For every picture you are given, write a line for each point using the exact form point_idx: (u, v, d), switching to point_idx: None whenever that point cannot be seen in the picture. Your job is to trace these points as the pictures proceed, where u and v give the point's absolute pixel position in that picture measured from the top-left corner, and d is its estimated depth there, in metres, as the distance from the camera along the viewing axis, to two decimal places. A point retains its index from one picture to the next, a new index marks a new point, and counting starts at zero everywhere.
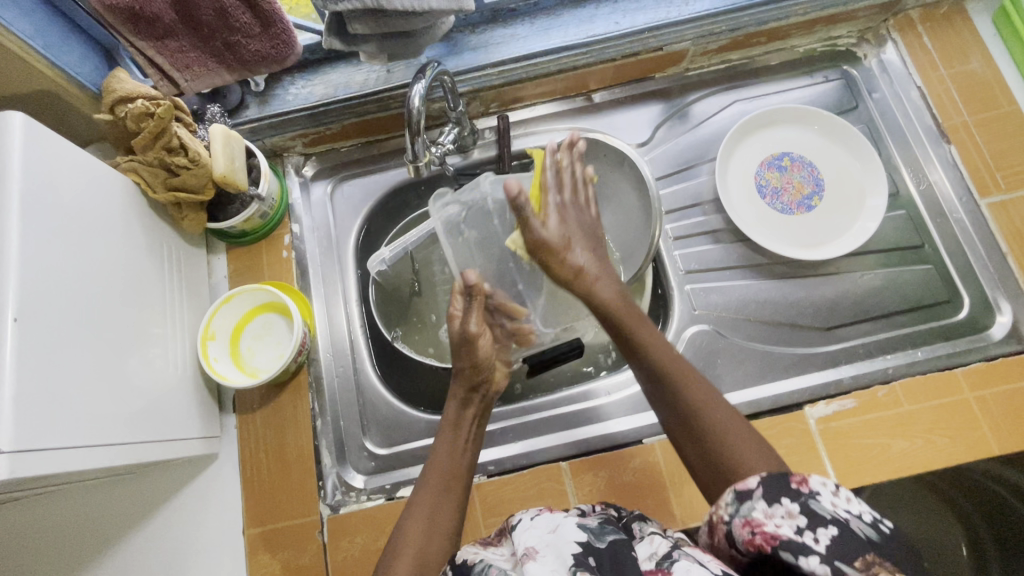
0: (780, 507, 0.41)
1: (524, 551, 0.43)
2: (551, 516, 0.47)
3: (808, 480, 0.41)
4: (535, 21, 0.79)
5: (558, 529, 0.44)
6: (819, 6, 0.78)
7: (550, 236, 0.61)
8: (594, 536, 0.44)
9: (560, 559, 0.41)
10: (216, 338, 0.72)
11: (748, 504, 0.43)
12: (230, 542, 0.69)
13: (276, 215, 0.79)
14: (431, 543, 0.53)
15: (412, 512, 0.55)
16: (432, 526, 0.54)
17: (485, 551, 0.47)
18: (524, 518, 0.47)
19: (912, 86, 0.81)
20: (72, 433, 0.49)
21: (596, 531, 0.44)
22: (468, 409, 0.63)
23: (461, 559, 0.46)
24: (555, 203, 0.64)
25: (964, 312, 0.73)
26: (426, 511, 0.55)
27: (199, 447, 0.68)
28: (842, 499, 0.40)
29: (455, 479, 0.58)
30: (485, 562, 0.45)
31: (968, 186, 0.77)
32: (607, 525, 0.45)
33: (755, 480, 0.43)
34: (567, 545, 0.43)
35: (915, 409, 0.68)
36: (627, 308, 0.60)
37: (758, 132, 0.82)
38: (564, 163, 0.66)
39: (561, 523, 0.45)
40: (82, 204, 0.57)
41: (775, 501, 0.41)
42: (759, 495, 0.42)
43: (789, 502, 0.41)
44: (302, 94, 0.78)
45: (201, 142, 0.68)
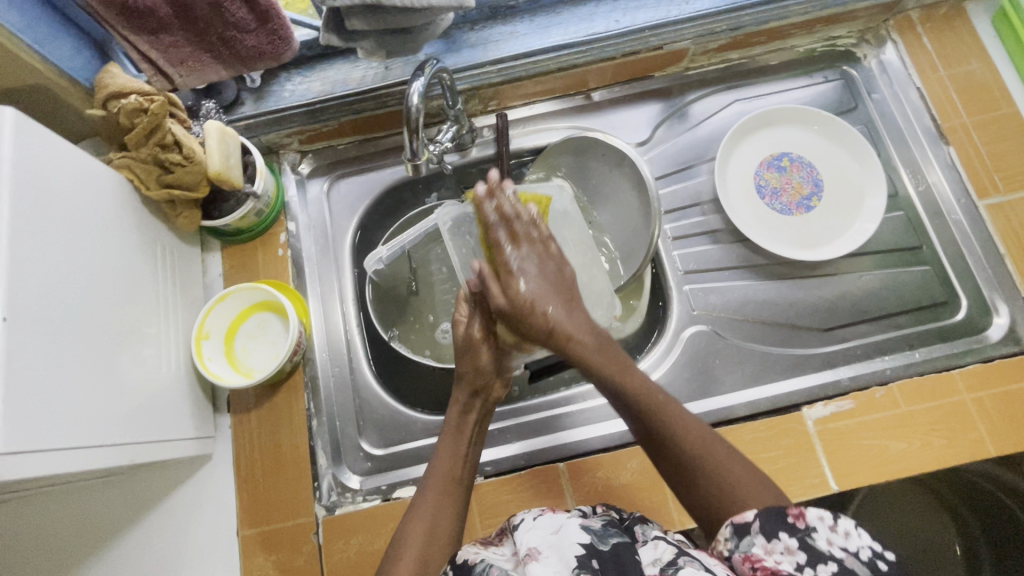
0: (778, 542, 0.41)
1: (527, 552, 0.43)
2: (554, 517, 0.47)
3: (805, 513, 0.41)
4: (534, 19, 0.79)
5: (561, 529, 0.45)
6: (820, 6, 0.77)
7: (516, 298, 0.54)
8: (596, 538, 0.44)
9: (562, 560, 0.42)
10: (211, 336, 0.72)
11: (748, 539, 0.43)
12: (224, 544, 0.68)
13: (272, 213, 0.78)
14: (431, 553, 0.52)
15: (411, 523, 0.55)
16: (432, 535, 0.54)
17: (486, 550, 0.48)
18: (527, 518, 0.47)
19: (911, 87, 0.81)
20: (63, 434, 0.48)
21: (598, 534, 0.44)
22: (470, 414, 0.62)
23: (462, 558, 0.47)
24: (512, 255, 0.56)
25: (961, 314, 0.73)
26: (426, 522, 0.54)
27: (193, 448, 0.68)
28: (841, 535, 0.40)
29: (455, 484, 0.58)
30: (487, 562, 0.46)
31: (966, 188, 0.77)
32: (609, 528, 0.46)
33: (753, 514, 0.44)
34: (568, 547, 0.43)
35: (913, 410, 0.68)
36: (607, 352, 0.55)
37: (758, 132, 0.82)
38: (504, 207, 0.58)
39: (563, 524, 0.45)
40: (75, 201, 0.56)
41: (773, 536, 0.42)
42: (757, 529, 0.43)
43: (787, 537, 0.41)
44: (299, 91, 0.77)
45: (195, 138, 0.67)
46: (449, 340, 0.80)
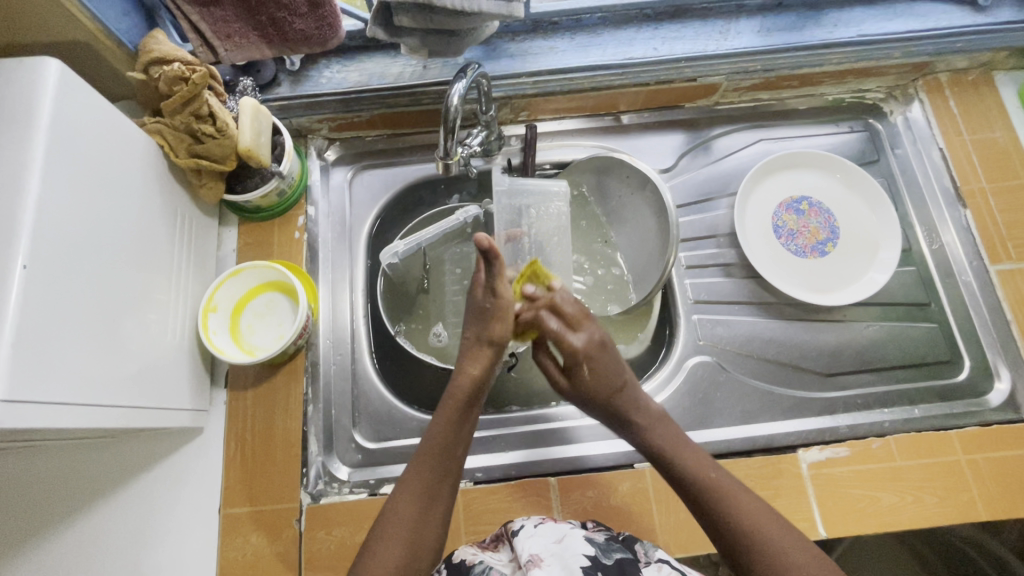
0: None
1: (530, 558, 0.47)
2: (555, 527, 0.52)
3: None
4: (575, 37, 0.79)
5: (564, 540, 0.49)
6: (854, 58, 0.79)
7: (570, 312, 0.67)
8: (600, 552, 0.48)
9: (566, 569, 0.46)
10: (218, 310, 0.72)
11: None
12: (205, 521, 0.68)
13: (294, 195, 0.79)
14: (423, 517, 0.55)
15: (403, 489, 0.56)
16: (423, 505, 0.55)
17: (484, 554, 0.52)
18: (527, 526, 0.52)
19: (933, 147, 0.83)
20: (67, 388, 0.48)
21: (602, 548, 0.49)
22: (481, 383, 0.63)
23: (461, 558, 0.51)
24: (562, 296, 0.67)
25: (963, 375, 0.74)
26: (420, 489, 0.56)
27: (186, 419, 0.67)
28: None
29: (453, 461, 0.59)
30: (484, 564, 0.50)
31: (979, 251, 0.78)
32: (613, 543, 0.50)
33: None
34: (574, 557, 0.47)
35: (908, 465, 0.68)
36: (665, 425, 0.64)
37: (781, 173, 0.83)
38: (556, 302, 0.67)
39: (566, 535, 0.50)
40: (108, 161, 0.57)
41: None
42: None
43: None
44: (336, 79, 0.77)
45: (229, 113, 0.68)
46: (443, 343, 0.80)
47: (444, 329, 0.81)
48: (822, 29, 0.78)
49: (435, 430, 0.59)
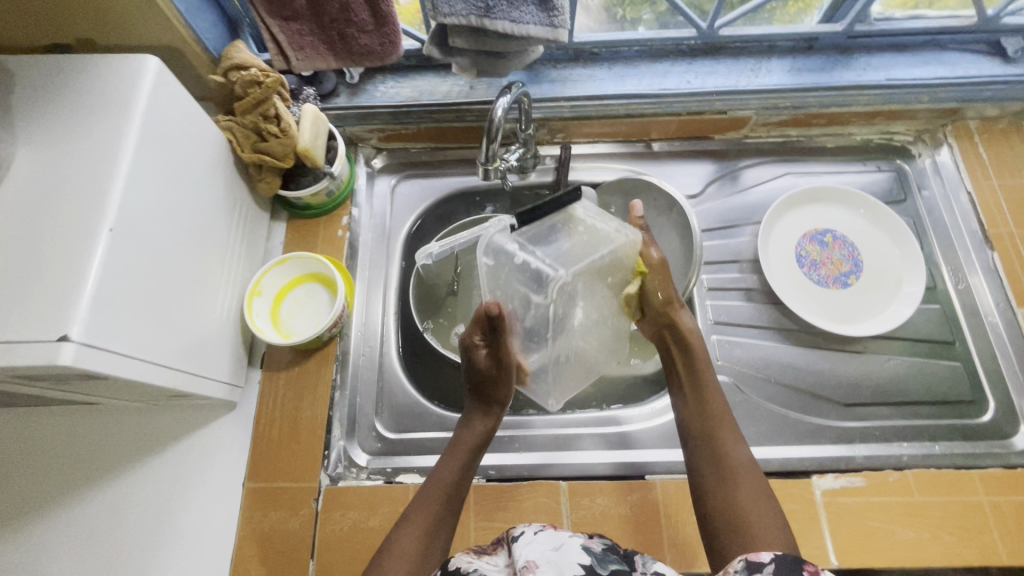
0: None
1: (525, 564, 0.50)
2: (554, 534, 0.53)
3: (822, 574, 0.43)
4: (612, 66, 0.84)
5: (561, 548, 0.51)
6: (883, 100, 0.82)
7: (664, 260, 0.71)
8: (596, 561, 0.51)
9: None
10: (263, 294, 0.77)
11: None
12: (230, 492, 0.71)
13: (341, 195, 0.85)
14: (429, 543, 0.58)
15: (419, 503, 0.60)
16: (427, 540, 0.57)
17: (480, 560, 0.53)
18: (527, 532, 0.53)
19: (961, 190, 0.84)
20: (130, 342, 0.53)
21: (598, 558, 0.51)
22: (484, 436, 0.68)
23: (456, 565, 0.52)
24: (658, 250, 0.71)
25: (987, 416, 0.73)
26: (425, 524, 0.58)
27: (224, 392, 0.71)
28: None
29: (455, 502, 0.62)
30: (479, 571, 0.51)
31: (1006, 294, 0.78)
32: (610, 554, 0.52)
33: (770, 556, 0.46)
34: (568, 566, 0.49)
35: (926, 501, 0.67)
36: (721, 412, 0.65)
37: (806, 205, 0.85)
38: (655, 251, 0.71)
39: (564, 543, 0.52)
40: (187, 147, 0.63)
41: None
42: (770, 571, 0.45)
43: None
44: (389, 93, 0.84)
45: (292, 116, 0.75)
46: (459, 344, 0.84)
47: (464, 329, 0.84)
48: (851, 72, 0.81)
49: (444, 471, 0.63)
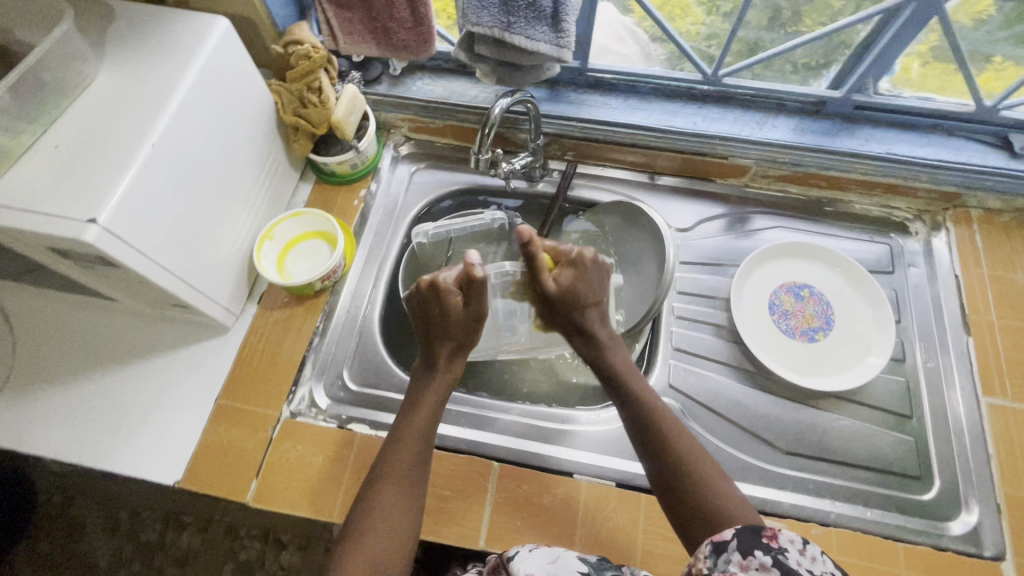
0: (754, 559, 0.45)
1: None
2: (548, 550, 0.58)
3: (778, 536, 0.47)
4: (628, 99, 0.91)
5: (557, 561, 0.56)
6: (881, 172, 0.84)
7: (573, 282, 0.66)
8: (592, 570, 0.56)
9: None
10: (274, 239, 0.87)
11: (725, 558, 0.47)
12: (202, 403, 0.79)
13: (363, 170, 0.95)
14: (405, 500, 0.59)
15: (386, 471, 0.60)
16: (402, 499, 0.59)
17: None
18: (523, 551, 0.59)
19: (949, 274, 0.85)
20: (147, 241, 0.62)
21: (594, 566, 0.56)
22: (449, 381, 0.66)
23: None
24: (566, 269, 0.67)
25: (929, 495, 0.72)
26: (395, 487, 0.59)
27: (220, 315, 0.80)
28: (808, 560, 0.45)
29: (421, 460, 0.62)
30: None
31: (974, 381, 0.77)
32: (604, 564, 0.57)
33: (732, 533, 0.48)
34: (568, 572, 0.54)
35: (844, 561, 0.67)
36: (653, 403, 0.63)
37: (789, 259, 0.88)
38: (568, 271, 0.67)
39: (559, 557, 0.57)
40: (236, 97, 0.74)
41: (750, 553, 0.46)
42: (734, 547, 0.47)
43: (762, 554, 0.45)
44: (424, 88, 0.94)
45: (334, 92, 0.85)
46: None
47: None
48: (854, 140, 0.85)
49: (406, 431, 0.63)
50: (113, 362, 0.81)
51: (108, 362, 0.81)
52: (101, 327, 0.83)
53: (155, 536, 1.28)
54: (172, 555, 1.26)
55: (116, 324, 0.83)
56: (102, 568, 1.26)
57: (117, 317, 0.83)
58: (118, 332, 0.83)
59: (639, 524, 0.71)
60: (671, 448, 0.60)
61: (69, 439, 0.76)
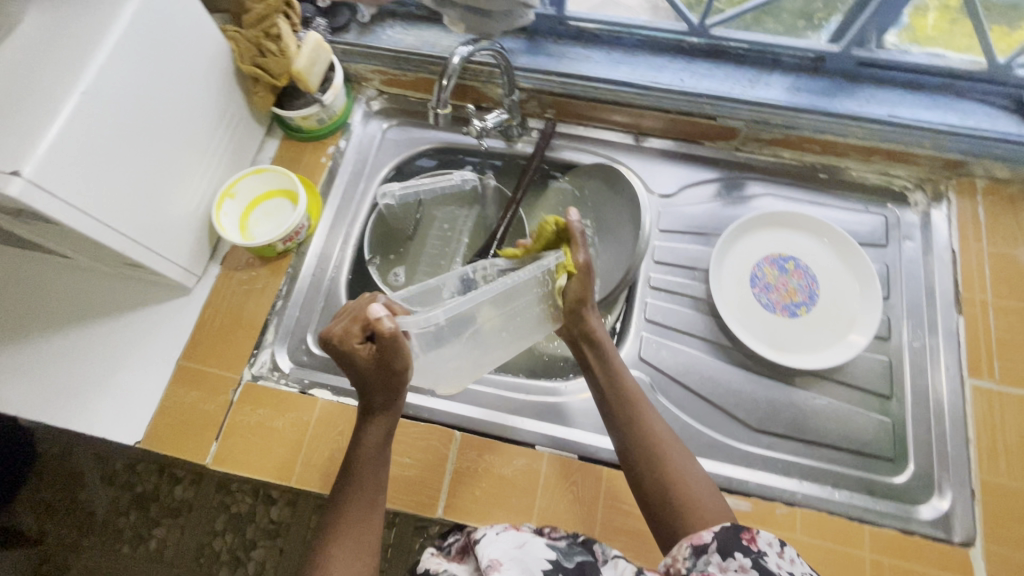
0: (733, 561, 0.47)
1: (490, 562, 0.53)
2: (516, 535, 0.58)
3: (757, 539, 0.49)
4: (612, 52, 0.85)
5: (524, 545, 0.56)
6: (880, 136, 0.78)
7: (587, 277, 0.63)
8: (561, 555, 0.55)
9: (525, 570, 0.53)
10: (235, 198, 0.83)
11: (705, 558, 0.49)
12: (164, 365, 0.78)
13: (331, 126, 0.90)
14: (368, 526, 0.57)
15: (347, 497, 0.58)
16: (358, 522, 0.57)
17: (448, 564, 0.59)
18: (490, 533, 0.58)
19: (946, 248, 0.79)
20: (82, 196, 0.59)
21: (563, 552, 0.56)
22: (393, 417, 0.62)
23: (427, 567, 0.58)
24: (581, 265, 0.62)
25: (902, 477, 0.70)
26: (353, 517, 0.57)
27: (178, 276, 0.78)
28: (785, 560, 0.48)
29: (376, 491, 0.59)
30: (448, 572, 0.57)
31: (960, 362, 0.74)
32: (574, 548, 0.58)
33: (711, 534, 0.50)
34: (533, 561, 0.54)
35: (806, 541, 0.66)
36: (639, 398, 0.64)
37: (776, 229, 0.83)
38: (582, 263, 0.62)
39: (527, 542, 0.57)
40: (183, 43, 0.70)
41: (729, 555, 0.48)
42: (714, 549, 0.49)
43: (742, 557, 0.47)
44: (394, 38, 0.88)
45: (295, 40, 0.81)
46: (396, 284, 0.87)
47: (403, 273, 0.87)
48: (852, 101, 0.78)
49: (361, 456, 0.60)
50: (73, 321, 0.79)
51: (67, 321, 0.79)
52: (58, 285, 0.81)
53: (150, 486, 1.30)
54: (166, 505, 1.28)
55: (75, 282, 0.81)
56: (100, 516, 1.29)
57: (76, 275, 0.81)
58: (76, 290, 0.81)
59: (599, 498, 0.70)
60: (651, 442, 0.60)
61: (32, 397, 0.76)
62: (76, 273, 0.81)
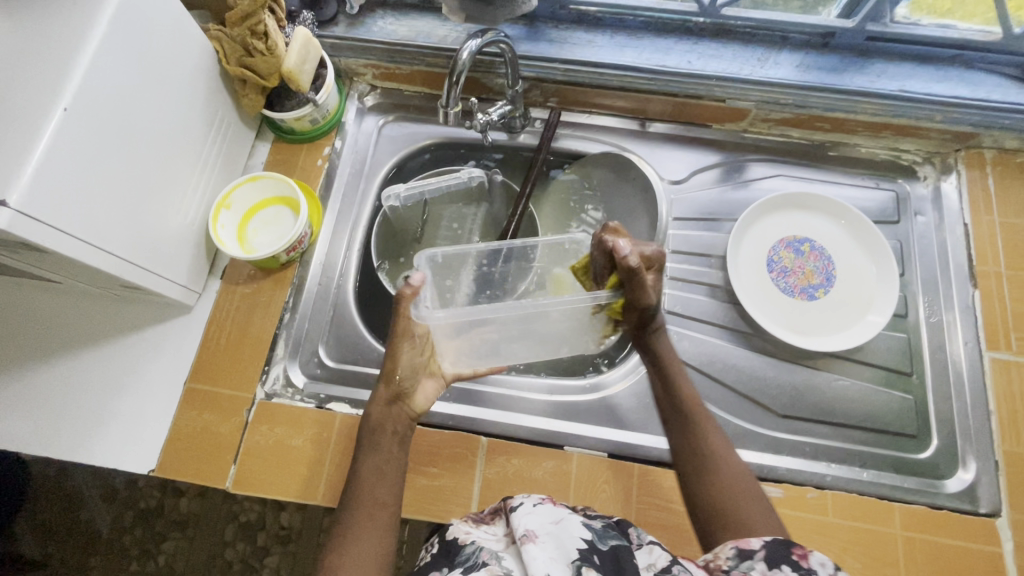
0: (778, 572, 0.47)
1: (525, 534, 0.51)
2: (553, 509, 0.55)
3: (809, 556, 0.47)
4: (615, 35, 0.82)
5: (561, 521, 0.53)
6: (892, 112, 0.77)
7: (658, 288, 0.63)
8: (596, 537, 0.52)
9: (559, 549, 0.50)
10: (231, 208, 0.79)
11: (748, 563, 0.49)
12: (171, 388, 0.74)
13: (325, 125, 0.86)
14: (366, 544, 0.53)
15: (349, 513, 0.55)
16: (360, 539, 0.53)
17: (477, 531, 0.57)
18: (527, 504, 0.55)
19: (959, 222, 0.80)
20: (74, 223, 0.55)
21: (599, 534, 0.52)
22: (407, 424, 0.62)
23: (454, 536, 0.56)
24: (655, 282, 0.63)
25: (926, 453, 0.71)
26: (355, 532, 0.54)
27: (178, 295, 0.74)
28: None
29: (383, 505, 0.56)
30: (476, 543, 0.54)
31: (978, 335, 0.74)
32: (610, 530, 0.53)
33: (759, 543, 0.50)
34: (568, 540, 0.50)
35: (839, 523, 0.66)
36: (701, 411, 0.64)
37: (789, 211, 0.82)
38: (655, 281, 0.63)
39: (564, 518, 0.53)
40: (165, 48, 0.65)
41: (775, 566, 0.48)
42: (761, 557, 0.49)
43: (788, 570, 0.47)
44: (387, 29, 0.84)
45: (282, 37, 0.75)
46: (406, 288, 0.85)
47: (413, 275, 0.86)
48: (864, 76, 0.77)
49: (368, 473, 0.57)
50: (67, 349, 0.75)
51: (61, 349, 0.75)
52: (48, 312, 0.77)
53: (153, 501, 1.26)
54: (173, 519, 1.25)
55: (66, 307, 0.76)
56: (104, 536, 1.25)
57: (66, 300, 0.77)
58: (68, 315, 0.76)
59: (632, 495, 0.69)
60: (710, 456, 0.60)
61: (34, 432, 0.72)
62: (66, 298, 0.76)
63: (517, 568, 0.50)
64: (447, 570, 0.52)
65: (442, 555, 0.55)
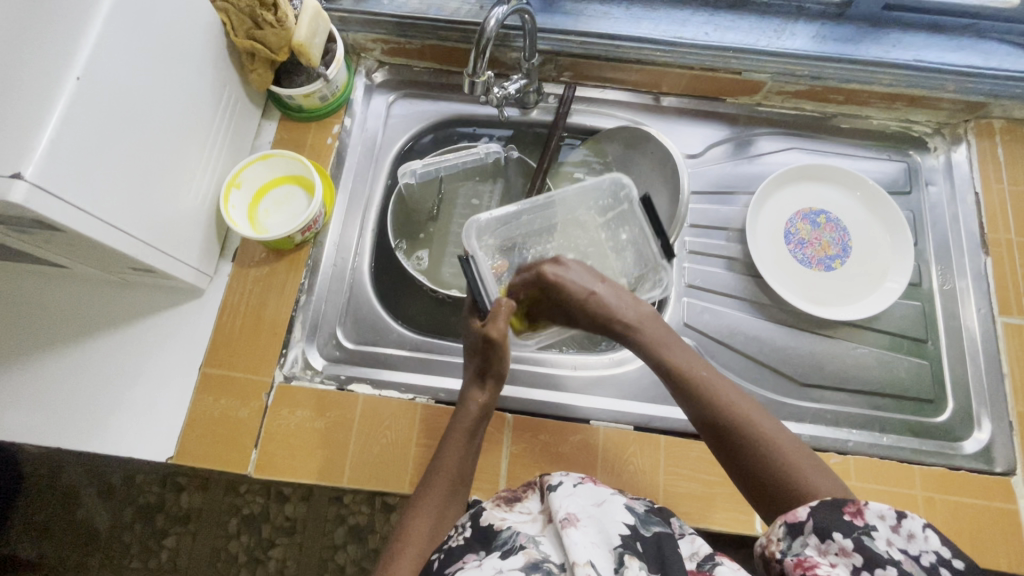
0: (834, 543, 0.43)
1: (566, 517, 0.50)
2: (595, 489, 0.54)
3: (865, 513, 0.44)
4: (631, 8, 0.81)
5: (602, 505, 0.52)
6: (907, 82, 0.78)
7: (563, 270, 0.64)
8: (639, 522, 0.51)
9: (602, 534, 0.49)
10: (241, 187, 0.76)
11: (801, 540, 0.45)
12: (185, 374, 0.72)
13: (335, 102, 0.83)
14: (442, 517, 0.58)
15: (427, 490, 0.59)
16: (438, 515, 0.57)
17: (512, 515, 0.55)
18: (567, 484, 0.54)
19: (969, 191, 0.81)
20: (92, 198, 0.53)
21: (641, 518, 0.51)
22: (484, 412, 0.64)
23: (490, 522, 0.54)
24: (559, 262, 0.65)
25: (943, 416, 0.72)
26: (435, 508, 0.58)
27: (190, 277, 0.72)
28: (901, 536, 0.43)
29: (461, 485, 0.61)
30: (513, 527, 0.53)
31: (990, 300, 0.76)
32: (652, 516, 0.52)
33: (807, 512, 0.45)
34: (614, 525, 0.50)
35: (862, 487, 0.67)
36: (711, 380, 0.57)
37: (805, 183, 0.83)
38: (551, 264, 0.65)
39: (606, 500, 0.53)
40: (177, 18, 0.62)
41: (830, 536, 0.43)
42: (812, 530, 0.44)
43: (843, 537, 0.43)
44: (397, 2, 0.82)
45: (291, 8, 0.73)
46: (419, 267, 0.83)
47: (427, 254, 0.84)
48: (879, 47, 0.77)
49: (447, 456, 0.61)
50: (74, 336, 0.73)
51: (68, 337, 0.73)
52: (52, 299, 0.74)
53: (152, 498, 1.23)
54: (174, 515, 1.21)
55: (71, 294, 0.74)
56: (103, 534, 1.22)
57: (71, 286, 0.74)
58: (73, 302, 0.74)
59: (660, 466, 0.70)
60: (735, 422, 0.54)
61: (44, 422, 0.70)
62: (71, 284, 0.74)
63: (555, 552, 0.49)
64: (484, 554, 0.51)
65: (476, 539, 0.53)
